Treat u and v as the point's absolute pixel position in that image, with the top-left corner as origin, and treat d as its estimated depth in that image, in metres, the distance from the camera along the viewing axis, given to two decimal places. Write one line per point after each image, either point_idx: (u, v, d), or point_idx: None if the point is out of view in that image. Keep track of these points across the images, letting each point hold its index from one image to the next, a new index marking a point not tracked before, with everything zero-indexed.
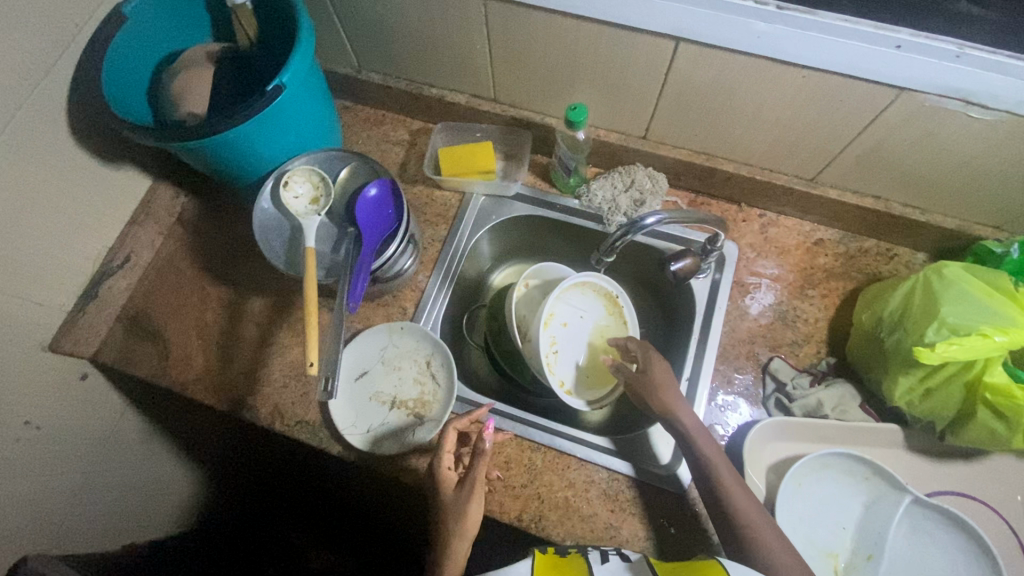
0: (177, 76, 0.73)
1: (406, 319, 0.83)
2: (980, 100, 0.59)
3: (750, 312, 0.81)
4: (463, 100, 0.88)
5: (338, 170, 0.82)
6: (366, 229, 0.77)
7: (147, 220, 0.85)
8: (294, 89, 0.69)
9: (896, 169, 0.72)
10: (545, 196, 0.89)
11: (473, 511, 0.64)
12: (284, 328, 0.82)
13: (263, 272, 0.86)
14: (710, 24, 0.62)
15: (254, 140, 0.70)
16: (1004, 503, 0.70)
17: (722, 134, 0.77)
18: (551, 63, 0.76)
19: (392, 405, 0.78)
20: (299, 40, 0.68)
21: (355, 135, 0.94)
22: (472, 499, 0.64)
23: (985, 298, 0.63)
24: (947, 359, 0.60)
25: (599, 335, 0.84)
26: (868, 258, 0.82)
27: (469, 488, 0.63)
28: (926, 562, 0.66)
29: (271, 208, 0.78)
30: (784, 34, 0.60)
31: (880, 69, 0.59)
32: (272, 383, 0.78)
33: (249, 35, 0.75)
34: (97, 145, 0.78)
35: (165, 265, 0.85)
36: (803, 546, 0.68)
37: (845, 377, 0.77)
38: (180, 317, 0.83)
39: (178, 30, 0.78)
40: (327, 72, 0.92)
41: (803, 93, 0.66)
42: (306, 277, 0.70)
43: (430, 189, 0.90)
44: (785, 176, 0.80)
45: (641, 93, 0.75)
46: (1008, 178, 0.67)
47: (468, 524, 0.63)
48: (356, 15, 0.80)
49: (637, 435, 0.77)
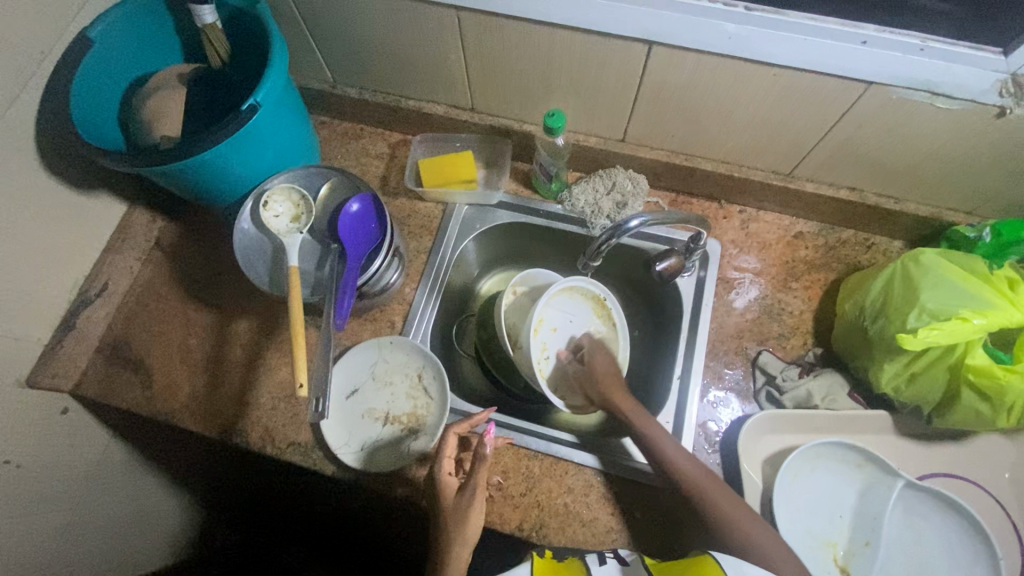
0: (148, 100, 0.72)
1: (395, 333, 0.82)
2: (946, 91, 0.60)
3: (736, 308, 0.82)
4: (441, 111, 0.88)
5: (318, 186, 0.80)
6: (350, 245, 0.76)
7: (124, 245, 0.85)
8: (270, 107, 0.69)
9: (870, 161, 0.74)
10: (528, 202, 0.90)
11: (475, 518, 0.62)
12: (270, 349, 0.81)
13: (246, 293, 0.85)
14: (682, 28, 0.63)
15: (230, 160, 0.70)
16: (992, 481, 0.72)
17: (698, 134, 0.78)
18: (526, 70, 0.76)
19: (386, 422, 0.77)
20: (272, 58, 0.67)
21: (334, 150, 0.94)
22: (474, 504, 0.62)
23: (963, 283, 0.64)
24: (930, 343, 0.61)
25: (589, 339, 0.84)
26: (848, 248, 0.83)
27: (472, 494, 0.62)
28: (923, 545, 0.67)
29: (251, 228, 0.76)
30: (754, 35, 0.61)
31: (849, 64, 0.60)
32: (261, 406, 0.77)
33: (221, 55, 0.74)
34: (68, 172, 0.76)
35: (143, 291, 0.84)
36: (802, 537, 0.69)
37: (832, 367, 0.78)
38: (163, 344, 0.82)
39: (147, 51, 0.77)
40: (302, 88, 0.91)
41: (775, 91, 0.67)
42: (292, 296, 0.70)
43: (412, 201, 0.90)
44: (762, 172, 0.82)
45: (617, 97, 0.76)
46: (976, 164, 0.69)
47: (469, 532, 0.61)
48: (329, 31, 0.80)
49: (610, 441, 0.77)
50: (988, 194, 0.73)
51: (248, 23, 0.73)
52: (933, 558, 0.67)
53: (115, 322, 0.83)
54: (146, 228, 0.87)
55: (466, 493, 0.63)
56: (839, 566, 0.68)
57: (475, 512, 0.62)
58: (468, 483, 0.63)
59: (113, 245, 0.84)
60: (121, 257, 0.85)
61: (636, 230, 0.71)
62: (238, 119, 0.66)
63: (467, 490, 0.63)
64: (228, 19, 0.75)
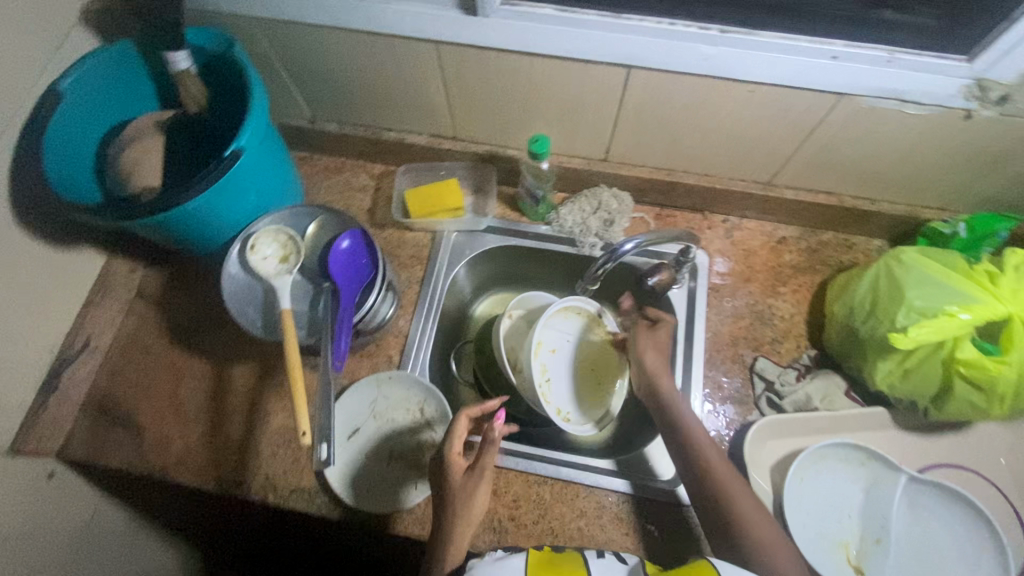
0: (124, 149, 0.71)
1: (393, 367, 0.81)
2: (914, 98, 0.62)
3: (729, 316, 0.83)
4: (423, 141, 0.89)
5: (305, 225, 0.79)
6: (342, 282, 0.75)
7: (104, 298, 0.83)
8: (252, 150, 0.68)
9: (846, 166, 0.76)
10: (516, 225, 0.90)
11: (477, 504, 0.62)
12: (265, 393, 0.79)
13: (236, 337, 0.82)
14: (659, 51, 0.64)
15: (215, 208, 0.69)
16: (990, 468, 0.74)
17: (679, 149, 0.80)
18: (507, 98, 0.77)
19: (390, 458, 0.75)
20: (252, 102, 0.67)
21: (316, 186, 0.93)
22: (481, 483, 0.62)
23: (945, 278, 0.67)
24: (920, 341, 0.63)
25: (586, 358, 0.85)
26: (830, 250, 0.86)
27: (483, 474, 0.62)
28: (931, 538, 0.69)
29: (239, 272, 0.75)
30: (729, 55, 0.63)
31: (821, 77, 0.62)
32: (260, 453, 0.75)
33: (198, 101, 0.72)
34: (45, 228, 0.73)
35: (128, 344, 0.82)
36: (815, 540, 0.69)
37: (827, 367, 0.79)
38: (152, 397, 0.79)
39: (121, 100, 0.75)
40: (281, 126, 0.91)
41: (752, 107, 0.69)
42: (288, 339, 0.69)
43: (400, 231, 0.90)
44: (742, 182, 0.84)
45: (598, 118, 0.77)
46: (947, 164, 0.72)
47: (472, 513, 0.61)
48: (306, 69, 0.80)
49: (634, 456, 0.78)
50: (958, 190, 0.76)
51: (226, 67, 0.73)
52: (942, 549, 0.68)
53: (100, 378, 0.80)
54: (128, 278, 0.85)
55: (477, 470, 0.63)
56: (853, 565, 0.69)
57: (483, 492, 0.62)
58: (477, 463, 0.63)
59: (93, 298, 0.82)
60: (103, 310, 0.82)
61: (631, 253, 0.71)
62: (222, 165, 0.65)
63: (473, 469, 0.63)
64: (203, 64, 0.74)
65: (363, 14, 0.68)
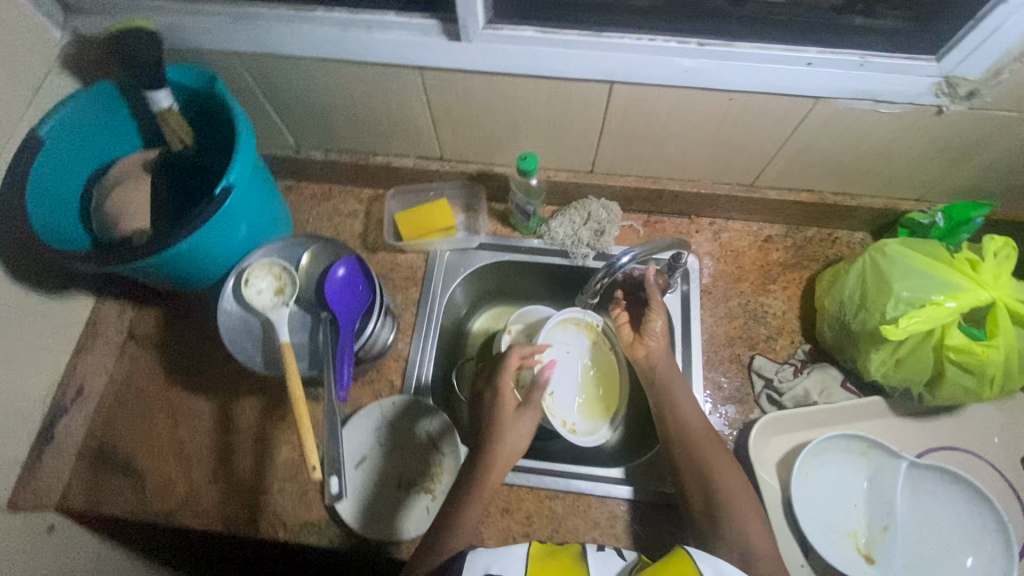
0: (113, 194, 0.71)
1: (396, 392, 0.81)
2: (886, 97, 0.65)
3: (723, 316, 0.84)
4: (410, 163, 0.89)
5: (298, 255, 0.79)
6: (340, 311, 0.75)
7: (96, 342, 0.81)
8: (242, 186, 0.68)
9: (824, 165, 0.79)
10: (509, 241, 0.91)
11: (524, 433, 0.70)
12: (268, 428, 0.78)
13: (234, 373, 0.81)
14: (640, 66, 0.65)
15: (208, 246, 0.68)
16: (985, 448, 0.76)
17: (663, 158, 0.82)
18: (493, 118, 0.78)
19: (400, 485, 0.75)
20: (239, 138, 0.67)
21: (305, 214, 0.93)
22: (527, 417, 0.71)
23: (928, 268, 0.69)
24: (910, 331, 0.66)
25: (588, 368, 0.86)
26: (815, 246, 0.88)
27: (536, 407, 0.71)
28: (936, 521, 0.70)
29: (235, 307, 0.74)
30: (708, 67, 0.64)
31: (798, 84, 0.65)
32: (268, 489, 0.74)
33: (183, 139, 0.72)
34: (32, 276, 0.72)
35: (123, 388, 0.81)
36: (825, 533, 0.71)
37: (823, 361, 0.81)
38: (151, 440, 0.78)
39: (103, 141, 0.74)
40: (266, 156, 0.90)
41: (731, 114, 0.71)
42: (289, 373, 0.68)
43: (393, 254, 0.90)
44: (726, 186, 0.86)
45: (583, 132, 0.78)
46: (922, 157, 0.74)
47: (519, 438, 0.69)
48: (289, 100, 0.80)
49: (649, 460, 0.77)
50: (934, 181, 0.79)
51: (209, 103, 0.72)
52: (947, 532, 0.70)
53: (97, 425, 0.79)
54: (118, 320, 0.83)
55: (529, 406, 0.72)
56: (863, 554, 0.70)
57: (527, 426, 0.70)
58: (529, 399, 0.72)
59: (84, 343, 0.80)
60: (94, 355, 0.80)
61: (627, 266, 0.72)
62: (214, 203, 0.65)
63: (525, 405, 0.72)
64: (187, 101, 0.74)
65: (346, 45, 0.68)
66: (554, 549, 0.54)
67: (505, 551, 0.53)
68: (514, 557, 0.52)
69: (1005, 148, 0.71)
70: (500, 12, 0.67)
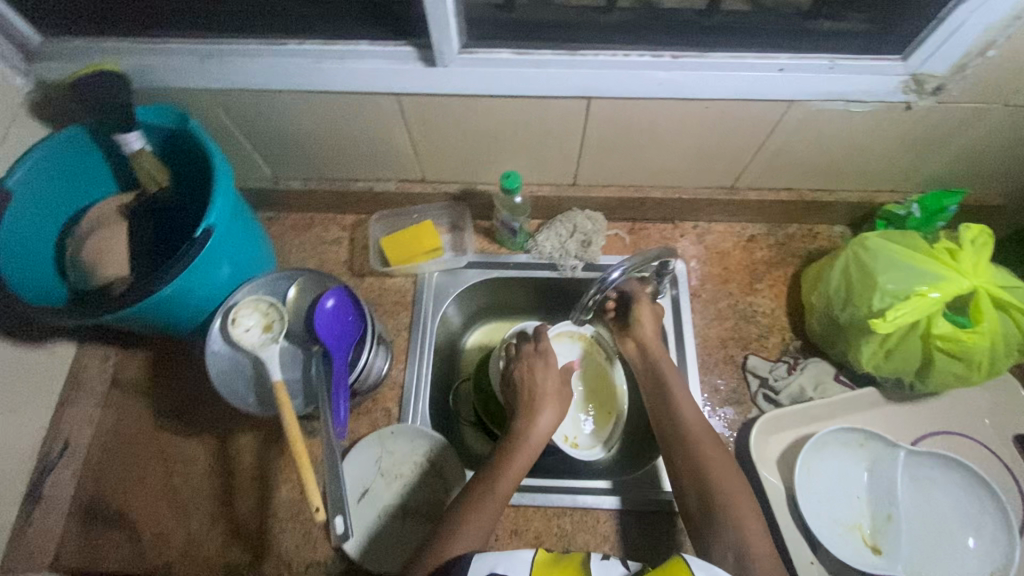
0: (87, 241, 0.69)
1: (394, 420, 0.79)
2: (856, 97, 0.66)
3: (714, 318, 0.85)
4: (391, 187, 0.88)
5: (284, 289, 0.77)
6: (332, 343, 0.73)
7: (79, 394, 0.79)
8: (223, 225, 0.67)
9: (801, 164, 0.80)
10: (497, 257, 0.91)
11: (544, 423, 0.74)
12: (266, 467, 0.76)
13: (226, 414, 0.79)
14: (616, 80, 0.66)
15: (191, 289, 0.67)
16: (977, 430, 0.77)
17: (644, 167, 0.82)
18: (472, 138, 0.77)
19: (405, 515, 0.74)
20: (216, 176, 0.66)
21: (288, 245, 0.91)
22: (545, 415, 0.74)
23: (911, 260, 0.70)
24: (898, 324, 0.67)
25: (586, 382, 0.89)
26: (797, 242, 0.89)
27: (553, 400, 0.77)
28: (937, 507, 0.71)
29: (223, 347, 0.73)
30: (683, 78, 0.65)
31: (771, 89, 0.66)
32: (270, 530, 0.72)
33: (160, 180, 0.71)
34: (8, 331, 0.70)
35: (110, 437, 0.78)
36: (830, 527, 0.71)
37: (814, 356, 0.82)
38: (144, 490, 0.75)
39: (75, 187, 0.73)
40: (244, 190, 0.89)
41: (708, 121, 0.72)
42: (285, 413, 0.66)
43: (380, 280, 0.89)
44: (707, 189, 0.87)
45: (563, 147, 0.78)
46: (894, 151, 0.76)
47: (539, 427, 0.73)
48: (264, 133, 0.79)
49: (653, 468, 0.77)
50: (907, 173, 0.81)
51: (183, 142, 0.71)
52: (949, 516, 0.71)
53: (85, 478, 0.76)
54: (101, 368, 0.81)
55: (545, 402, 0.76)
56: (870, 546, 0.71)
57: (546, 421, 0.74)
58: (542, 395, 0.77)
59: (67, 396, 0.79)
60: (78, 407, 0.79)
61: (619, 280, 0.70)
62: (195, 246, 0.64)
63: (539, 401, 0.76)
64: (159, 141, 0.72)
65: (320, 76, 0.67)
66: (560, 555, 0.54)
67: (512, 554, 0.54)
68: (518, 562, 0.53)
69: (972, 138, 0.73)
70: (474, 35, 0.67)
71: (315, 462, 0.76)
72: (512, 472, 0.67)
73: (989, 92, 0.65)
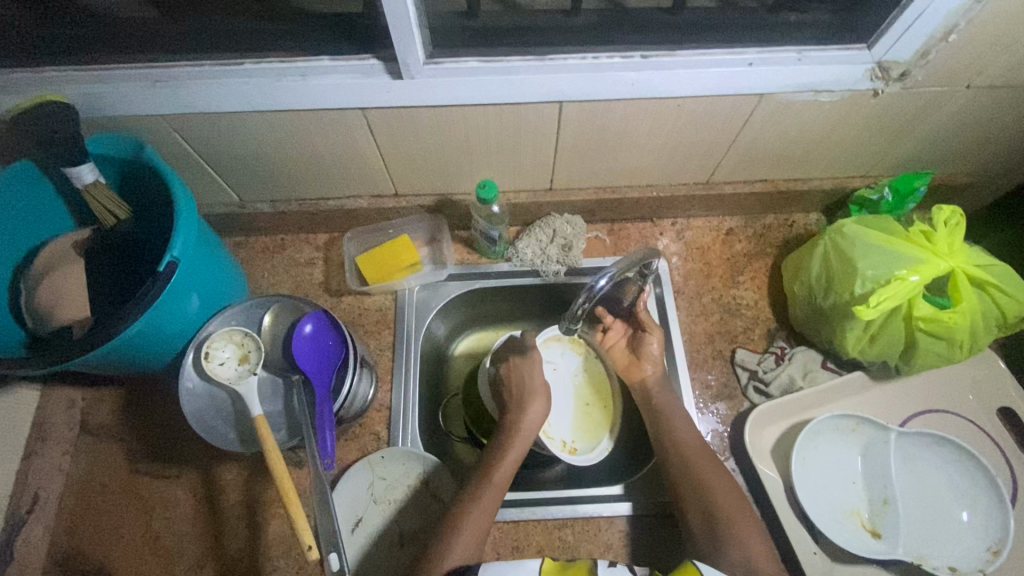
0: (42, 284, 0.65)
1: (383, 443, 0.77)
2: (826, 88, 0.67)
3: (700, 314, 0.85)
4: (364, 203, 0.86)
5: (260, 317, 0.74)
6: (314, 372, 0.71)
7: (44, 444, 0.73)
8: (187, 257, 0.64)
9: (774, 155, 0.80)
10: (477, 268, 0.89)
11: (534, 415, 0.75)
12: (253, 503, 0.73)
13: (206, 449, 0.76)
14: (587, 85, 0.65)
15: (159, 325, 0.63)
16: (960, 406, 0.79)
17: (620, 167, 0.82)
18: (444, 149, 0.76)
19: (402, 542, 0.72)
20: (177, 206, 0.62)
21: (260, 269, 0.88)
22: (535, 405, 0.76)
23: (888, 245, 0.71)
24: (882, 309, 0.67)
25: (576, 382, 0.85)
26: (774, 232, 0.90)
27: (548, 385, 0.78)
28: (930, 485, 0.72)
29: (197, 383, 0.69)
30: (653, 78, 0.65)
31: (741, 84, 0.66)
32: (262, 570, 0.70)
33: (116, 213, 0.68)
34: None
35: (83, 485, 0.73)
36: (829, 515, 0.72)
37: (800, 344, 0.83)
38: (125, 540, 0.71)
39: (31, 228, 0.69)
40: (208, 215, 0.85)
41: (681, 119, 0.71)
42: (268, 447, 0.64)
43: (359, 299, 0.86)
44: (683, 186, 0.86)
45: (538, 152, 0.77)
46: (864, 137, 0.77)
47: (529, 422, 0.74)
48: (227, 157, 0.75)
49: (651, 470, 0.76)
50: (877, 157, 0.82)
51: (140, 170, 0.68)
52: (942, 494, 0.72)
53: (59, 535, 0.70)
54: (67, 414, 0.76)
55: (537, 390, 0.77)
56: (869, 530, 0.71)
57: (538, 409, 0.75)
58: (531, 385, 0.78)
59: (33, 446, 0.73)
60: (45, 458, 0.73)
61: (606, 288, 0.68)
62: (160, 281, 0.60)
63: (530, 396, 0.77)
64: (114, 170, 0.69)
65: (281, 95, 0.65)
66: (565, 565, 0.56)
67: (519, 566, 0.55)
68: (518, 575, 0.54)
69: (938, 120, 0.74)
70: (439, 45, 0.65)
71: (304, 495, 0.73)
72: (505, 465, 0.70)
73: (953, 75, 0.66)
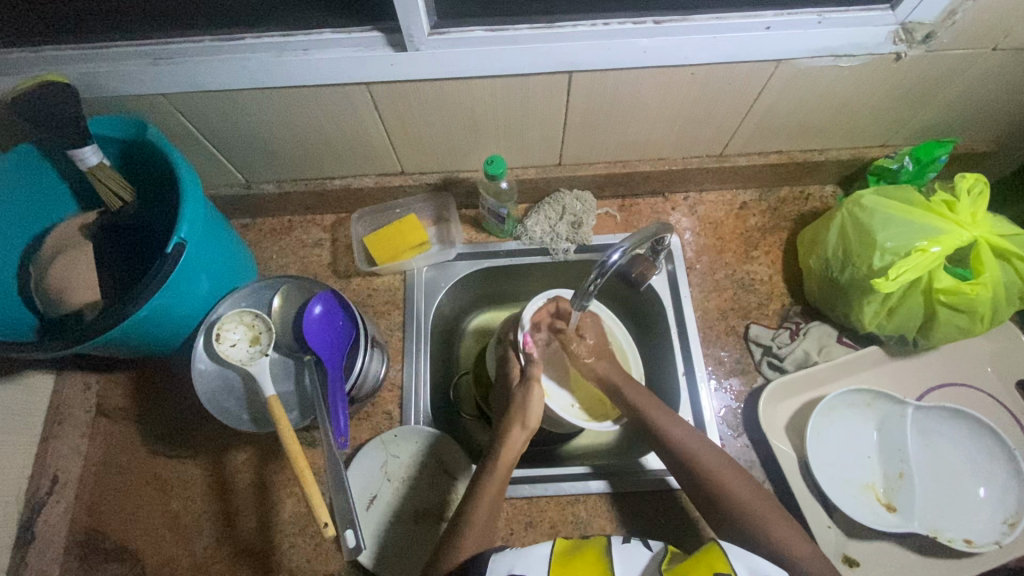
0: (51, 267, 0.65)
1: (396, 423, 0.77)
2: (846, 52, 0.64)
3: (711, 289, 0.84)
4: (370, 182, 0.85)
5: (269, 299, 0.74)
6: (325, 353, 0.71)
7: (63, 427, 0.72)
8: (195, 239, 0.63)
9: (791, 125, 0.78)
10: (486, 246, 0.88)
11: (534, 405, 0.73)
12: (268, 484, 0.74)
13: (219, 431, 0.76)
14: (598, 53, 0.63)
15: (169, 308, 0.63)
16: (979, 378, 0.78)
17: (630, 141, 0.80)
18: (450, 125, 0.74)
19: (416, 519, 0.72)
20: (183, 187, 0.62)
21: (267, 251, 0.88)
22: (514, 429, 0.71)
23: (908, 216, 0.69)
24: (902, 282, 0.66)
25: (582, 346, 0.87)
26: (789, 205, 0.88)
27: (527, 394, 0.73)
28: (947, 459, 0.71)
29: (209, 364, 0.69)
30: (665, 44, 0.62)
31: (756, 50, 0.63)
32: (280, 546, 0.71)
33: (120, 195, 0.67)
34: None
35: (102, 467, 0.72)
36: (844, 489, 0.71)
37: (814, 319, 0.81)
38: (142, 519, 0.71)
39: (39, 211, 0.69)
40: (214, 197, 0.85)
41: (694, 88, 0.69)
42: (281, 427, 0.64)
43: (367, 280, 0.86)
44: (695, 158, 0.84)
45: (547, 126, 0.75)
46: (885, 104, 0.74)
47: (530, 419, 0.72)
48: (230, 137, 0.74)
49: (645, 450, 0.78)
50: (896, 126, 0.79)
51: (144, 153, 0.67)
52: (960, 469, 0.71)
53: (79, 512, 0.69)
54: (82, 397, 0.75)
55: (512, 415, 0.72)
56: (884, 504, 0.71)
57: (518, 439, 0.70)
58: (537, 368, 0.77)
59: (50, 429, 0.72)
60: (62, 440, 0.71)
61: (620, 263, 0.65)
62: (167, 262, 0.60)
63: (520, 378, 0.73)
64: (120, 152, 0.68)
65: (282, 71, 0.63)
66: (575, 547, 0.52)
67: (527, 551, 0.52)
68: (536, 558, 0.51)
69: (963, 84, 0.71)
70: (446, 16, 0.63)
71: (319, 474, 0.74)
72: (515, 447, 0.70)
73: (981, 37, 0.64)
